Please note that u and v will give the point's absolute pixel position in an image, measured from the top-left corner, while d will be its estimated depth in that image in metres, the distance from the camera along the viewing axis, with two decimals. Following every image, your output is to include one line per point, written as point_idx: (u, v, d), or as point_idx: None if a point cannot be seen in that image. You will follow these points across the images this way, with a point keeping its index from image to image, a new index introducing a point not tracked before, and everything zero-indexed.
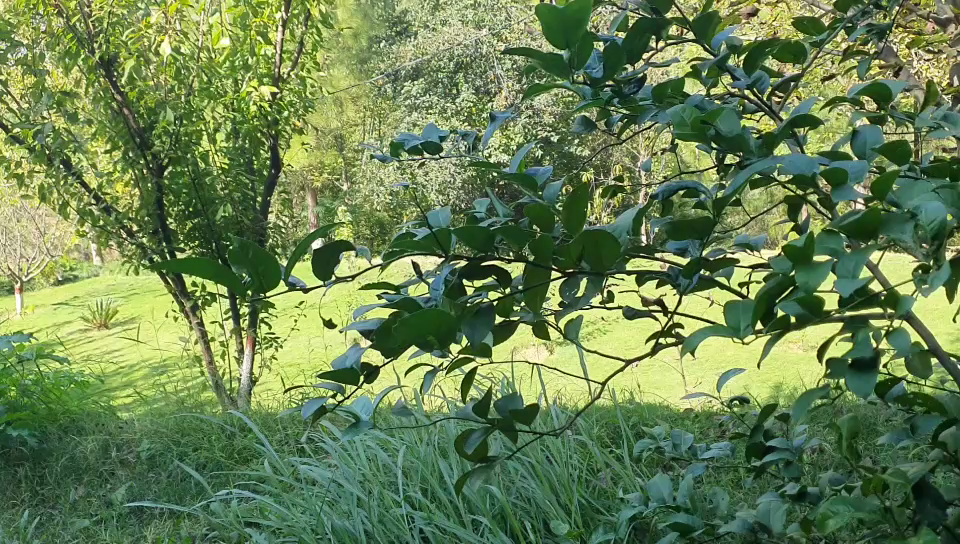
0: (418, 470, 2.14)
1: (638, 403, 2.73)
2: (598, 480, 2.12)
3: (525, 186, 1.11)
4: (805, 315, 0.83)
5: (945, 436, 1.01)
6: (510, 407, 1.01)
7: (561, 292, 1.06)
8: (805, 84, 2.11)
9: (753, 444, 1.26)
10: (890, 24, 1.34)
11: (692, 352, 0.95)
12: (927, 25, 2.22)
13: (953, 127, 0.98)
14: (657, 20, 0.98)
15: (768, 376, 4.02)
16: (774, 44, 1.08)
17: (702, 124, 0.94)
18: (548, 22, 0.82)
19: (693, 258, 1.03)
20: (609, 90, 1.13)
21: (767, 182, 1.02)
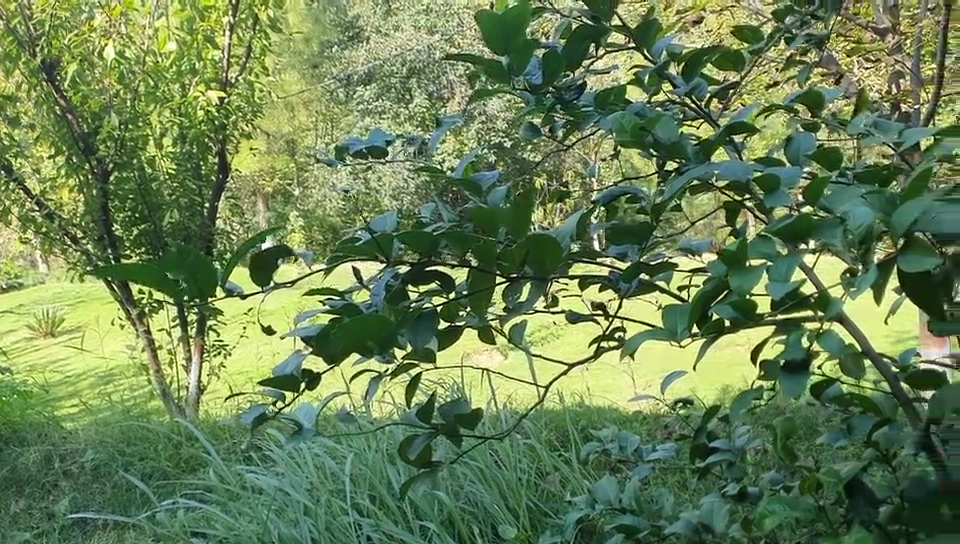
0: (366, 476, 2.13)
1: (587, 407, 2.75)
2: (547, 482, 2.13)
3: (470, 192, 1.12)
4: (738, 319, 0.85)
5: (876, 435, 1.05)
6: (454, 412, 1.01)
7: (506, 296, 1.07)
8: (751, 91, 2.13)
9: (696, 445, 1.28)
10: (828, 34, 1.37)
11: (632, 355, 0.98)
12: (866, 34, 2.27)
13: (882, 134, 1.01)
14: (597, 28, 1.00)
15: (715, 376, 4.07)
16: (713, 52, 1.10)
17: (640, 131, 0.96)
18: (486, 32, 0.83)
19: (634, 263, 1.05)
20: (550, 96, 1.16)
21: (706, 188, 1.05)
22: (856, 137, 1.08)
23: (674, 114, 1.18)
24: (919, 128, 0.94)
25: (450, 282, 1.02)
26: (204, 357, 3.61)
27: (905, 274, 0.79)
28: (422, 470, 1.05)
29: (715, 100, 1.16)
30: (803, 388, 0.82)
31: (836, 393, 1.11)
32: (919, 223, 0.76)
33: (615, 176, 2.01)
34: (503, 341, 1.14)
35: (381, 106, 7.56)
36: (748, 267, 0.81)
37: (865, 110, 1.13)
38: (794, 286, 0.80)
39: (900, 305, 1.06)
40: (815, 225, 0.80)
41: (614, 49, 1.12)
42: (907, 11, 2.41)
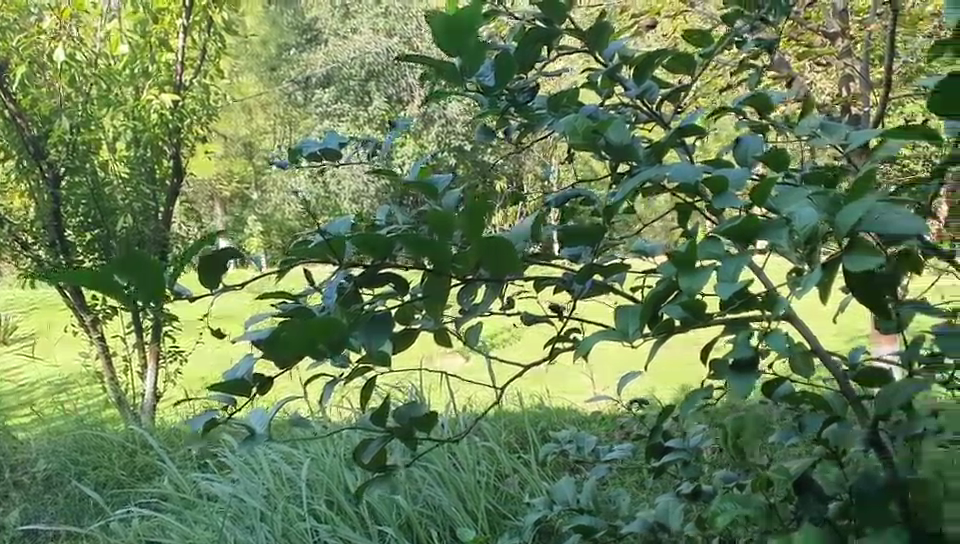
0: (323, 482, 2.12)
1: (546, 409, 2.76)
2: (506, 485, 2.13)
3: (425, 194, 1.11)
4: (688, 319, 0.88)
5: (824, 432, 1.07)
6: (411, 414, 1.01)
7: (460, 299, 1.07)
8: (704, 94, 2.16)
9: (651, 445, 1.29)
10: (776, 39, 1.40)
11: (586, 355, 0.99)
12: (817, 38, 2.31)
13: (828, 135, 1.03)
14: (549, 30, 0.99)
15: (670, 376, 4.11)
16: (663, 55, 1.10)
17: (592, 133, 0.96)
18: (438, 35, 0.83)
19: (588, 264, 1.05)
20: (504, 99, 1.16)
21: (657, 190, 1.06)
22: (804, 139, 1.10)
23: (626, 116, 1.18)
24: (864, 129, 0.95)
25: (403, 284, 1.02)
26: (159, 364, 3.59)
27: (850, 274, 0.81)
28: (377, 475, 1.05)
29: (666, 103, 1.17)
30: (751, 387, 0.85)
31: (787, 390, 1.13)
32: (863, 222, 0.77)
33: (571, 178, 2.02)
34: (458, 343, 1.13)
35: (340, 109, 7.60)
36: (697, 268, 0.83)
37: (812, 112, 1.15)
38: (741, 285, 0.81)
39: (848, 303, 1.07)
40: (761, 226, 0.81)
41: (567, 51, 1.12)
42: (855, 16, 2.45)
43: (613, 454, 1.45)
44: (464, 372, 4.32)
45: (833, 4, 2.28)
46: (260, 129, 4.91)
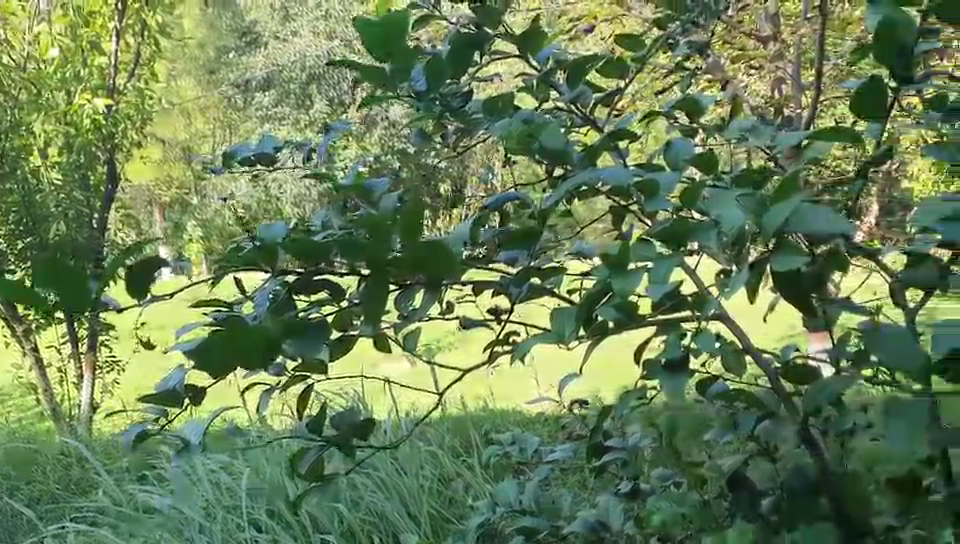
0: (263, 491, 2.09)
1: (490, 411, 2.76)
2: (449, 488, 2.11)
3: (360, 199, 1.10)
4: (622, 321, 0.91)
5: (756, 429, 1.09)
6: (347, 422, 1.01)
7: (398, 305, 1.06)
8: (641, 96, 2.19)
9: (592, 445, 1.30)
10: (708, 42, 1.41)
11: (522, 358, 1.00)
12: (750, 41, 2.36)
13: (758, 138, 1.05)
14: (479, 35, 1.00)
15: (613, 374, 4.15)
16: (595, 60, 1.11)
17: (526, 137, 0.97)
18: (367, 41, 0.82)
19: (524, 268, 1.06)
20: (439, 105, 1.15)
21: (592, 194, 1.06)
22: (732, 141, 1.12)
23: (561, 121, 1.19)
24: (788, 132, 0.98)
25: (339, 290, 1.01)
26: (96, 375, 3.49)
27: (776, 274, 0.83)
28: (315, 484, 1.04)
29: (600, 107, 1.18)
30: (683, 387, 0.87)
31: (722, 389, 1.15)
32: (788, 225, 0.79)
33: (511, 180, 2.02)
34: (397, 349, 1.13)
35: None
36: (628, 271, 0.84)
37: (741, 116, 1.18)
38: (672, 286, 0.83)
39: (779, 302, 1.10)
40: (691, 229, 0.83)
41: (500, 55, 1.12)
42: (786, 21, 2.51)
43: (555, 456, 1.46)
44: (409, 376, 4.31)
45: (764, 8, 2.33)
46: (198, 133, 4.83)
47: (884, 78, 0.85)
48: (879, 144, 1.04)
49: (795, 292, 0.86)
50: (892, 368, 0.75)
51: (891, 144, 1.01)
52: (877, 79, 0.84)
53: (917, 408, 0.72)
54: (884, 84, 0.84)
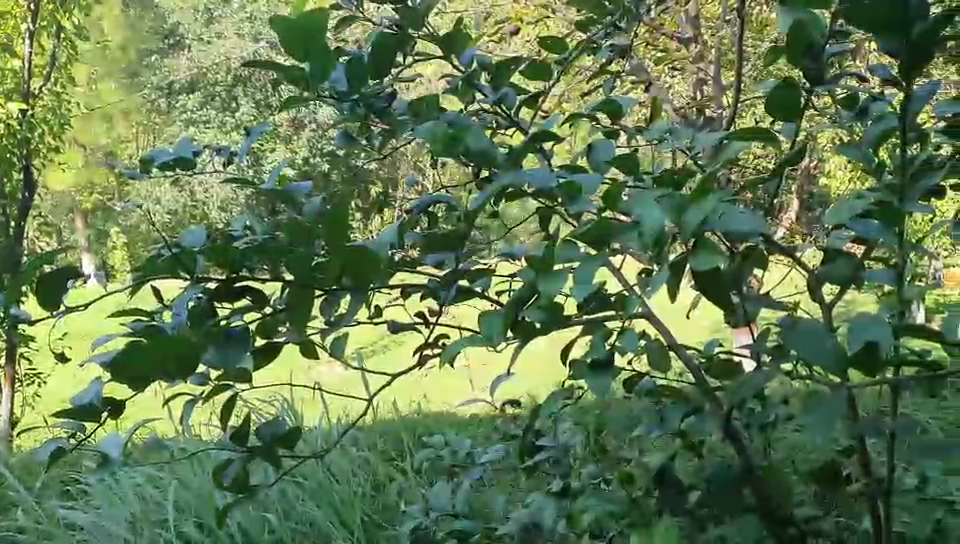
0: (191, 504, 2.03)
1: (423, 414, 2.76)
2: (383, 494, 2.06)
3: (283, 203, 1.08)
4: (549, 322, 0.91)
5: (682, 424, 1.10)
6: (272, 432, 0.99)
7: (323, 311, 1.04)
8: (568, 96, 2.19)
9: (523, 445, 1.29)
10: (630, 44, 1.42)
11: (450, 361, 0.99)
12: (672, 42, 2.39)
13: (679, 139, 1.07)
14: (398, 37, 1.00)
15: (544, 373, 4.18)
16: (518, 62, 1.12)
17: (451, 139, 0.95)
18: (286, 40, 0.80)
19: (452, 270, 1.04)
20: (363, 106, 1.13)
21: (518, 196, 1.06)
22: (654, 142, 1.13)
23: (486, 123, 1.19)
24: (707, 133, 1.01)
25: (263, 297, 0.99)
26: (14, 389, 3.34)
27: (697, 272, 0.85)
28: (241, 496, 1.02)
29: (524, 108, 1.17)
30: (607, 386, 0.88)
31: (648, 385, 1.17)
32: (708, 223, 0.81)
33: (438, 182, 2.01)
34: (324, 355, 1.11)
35: (206, 115, 7.82)
36: (554, 272, 0.84)
37: (661, 118, 1.19)
38: (596, 287, 0.83)
39: (703, 299, 1.12)
40: (614, 228, 0.84)
41: (423, 57, 1.12)
42: (705, 23, 2.57)
43: (487, 457, 1.45)
44: (341, 381, 4.26)
45: (686, 10, 2.36)
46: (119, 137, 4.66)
47: (797, 79, 0.87)
48: (794, 143, 1.06)
49: (716, 290, 0.88)
50: (812, 363, 0.75)
51: (805, 143, 1.04)
52: (790, 79, 0.86)
53: (833, 401, 0.74)
54: (796, 84, 0.86)
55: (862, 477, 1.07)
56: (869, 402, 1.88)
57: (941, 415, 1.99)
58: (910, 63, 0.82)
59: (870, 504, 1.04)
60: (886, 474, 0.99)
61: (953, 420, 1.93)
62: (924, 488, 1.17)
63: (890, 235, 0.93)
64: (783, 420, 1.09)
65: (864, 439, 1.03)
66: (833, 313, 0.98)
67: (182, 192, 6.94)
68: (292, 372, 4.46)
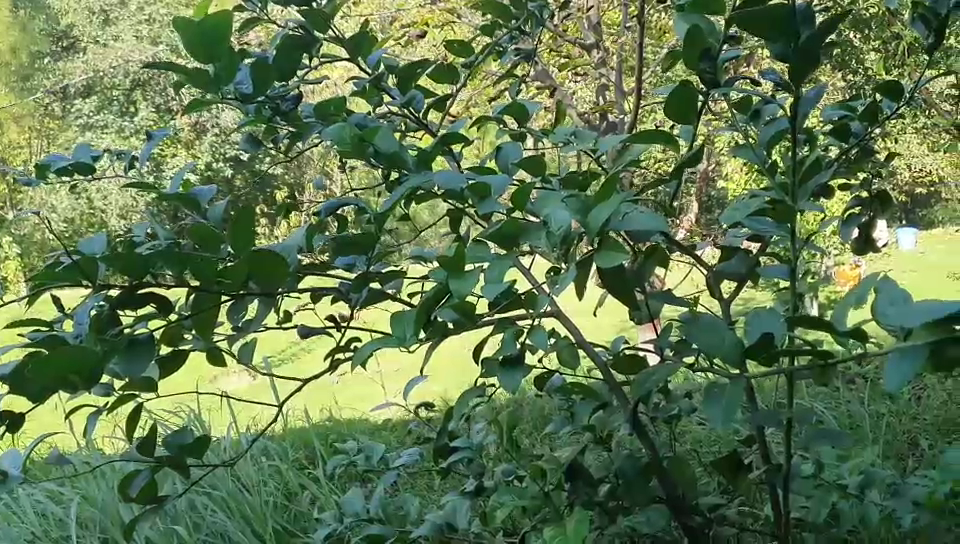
0: (95, 519, 1.96)
1: (334, 421, 2.73)
2: (296, 502, 2.03)
3: (187, 207, 1.05)
4: (461, 322, 0.93)
5: (591, 419, 1.12)
6: (178, 442, 0.97)
7: (231, 317, 1.02)
8: (475, 100, 2.21)
9: (438, 446, 1.29)
10: (535, 50, 1.44)
11: (361, 365, 0.99)
12: (576, 48, 2.44)
13: (582, 141, 1.09)
14: (303, 40, 0.99)
15: (456, 378, 4.19)
16: (424, 66, 1.12)
17: (360, 141, 0.94)
18: (188, 40, 0.79)
19: (362, 272, 1.03)
20: (269, 109, 1.10)
21: (427, 196, 1.06)
22: (560, 145, 1.15)
23: (395, 124, 1.18)
24: (610, 136, 1.03)
25: (168, 303, 0.97)
26: None
27: (602, 270, 0.88)
28: (148, 508, 0.99)
29: (432, 111, 1.17)
30: (519, 383, 0.90)
31: (558, 383, 1.19)
32: (612, 223, 0.84)
33: (344, 187, 1.99)
34: (231, 362, 1.08)
35: (103, 119, 7.49)
36: (465, 272, 0.85)
37: (565, 121, 1.21)
38: (506, 287, 0.85)
39: (608, 298, 1.14)
40: (521, 229, 0.86)
41: (328, 59, 1.11)
42: (607, 30, 2.63)
43: (401, 460, 1.44)
44: (249, 391, 4.17)
45: (588, 16, 2.41)
46: None
47: (693, 82, 0.89)
48: (692, 145, 1.09)
49: (621, 288, 0.91)
50: (712, 356, 0.79)
51: (703, 145, 1.07)
52: (687, 84, 0.89)
53: (735, 390, 0.77)
54: (691, 88, 0.89)
55: (761, 464, 1.11)
56: (768, 394, 1.95)
57: (834, 404, 2.08)
58: (798, 74, 0.86)
59: (770, 492, 1.08)
60: (787, 460, 1.03)
61: (847, 411, 2.02)
62: (821, 474, 1.21)
63: (785, 233, 0.97)
64: (687, 412, 1.13)
65: (763, 428, 1.06)
66: (731, 309, 1.03)
67: (80, 199, 6.70)
68: (198, 382, 4.35)
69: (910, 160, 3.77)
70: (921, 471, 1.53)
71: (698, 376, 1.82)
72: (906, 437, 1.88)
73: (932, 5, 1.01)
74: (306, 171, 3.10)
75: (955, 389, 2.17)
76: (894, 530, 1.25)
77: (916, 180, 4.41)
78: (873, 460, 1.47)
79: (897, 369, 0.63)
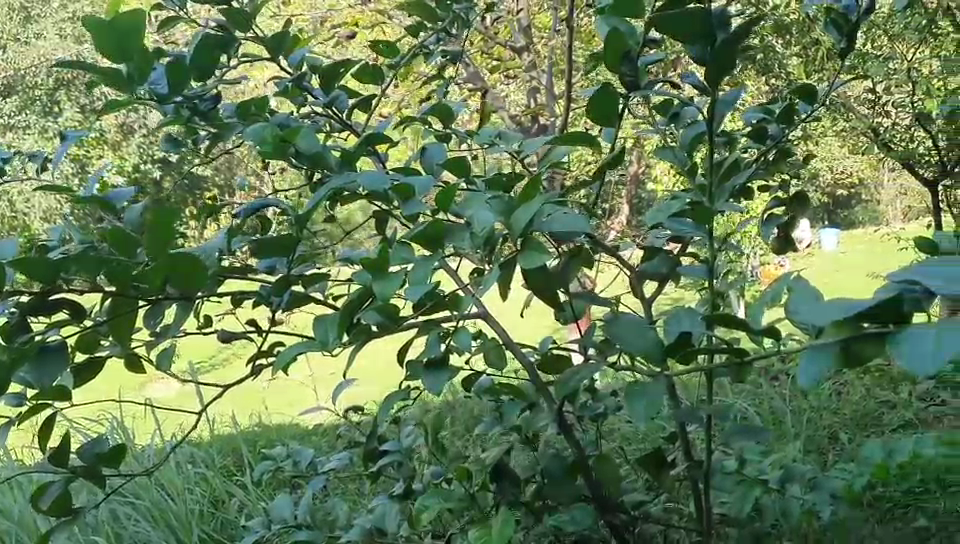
0: (12, 533, 1.89)
1: (263, 426, 2.68)
2: (223, 510, 1.99)
3: (101, 209, 1.01)
4: (385, 324, 0.91)
5: (518, 419, 1.12)
6: (95, 451, 0.94)
7: (147, 322, 1.00)
8: (404, 100, 2.20)
9: (365, 450, 1.28)
10: (461, 50, 1.44)
11: (284, 369, 0.97)
12: (506, 51, 2.44)
13: (505, 142, 1.09)
14: (223, 38, 0.97)
15: (389, 381, 4.17)
16: (348, 67, 1.11)
17: (282, 142, 0.93)
18: (100, 39, 0.76)
19: (285, 275, 1.01)
20: (187, 108, 1.08)
21: (351, 197, 1.05)
22: (486, 147, 1.15)
23: (319, 125, 1.17)
24: (534, 138, 1.04)
25: (82, 309, 0.94)
26: None
27: (527, 271, 0.88)
28: (62, 520, 0.96)
29: (356, 112, 1.16)
30: (442, 385, 0.90)
31: (485, 384, 1.19)
32: (536, 224, 0.84)
33: (271, 187, 1.96)
34: (150, 369, 1.06)
35: (25, 120, 7.06)
36: (389, 274, 0.85)
37: (490, 121, 1.21)
38: (431, 288, 0.85)
39: (534, 298, 1.15)
40: (446, 230, 0.86)
41: (249, 58, 1.09)
42: (537, 33, 2.65)
43: (329, 465, 1.42)
44: (178, 398, 4.09)
45: (518, 18, 2.42)
46: None
47: (614, 83, 0.90)
48: (615, 146, 1.11)
49: (546, 288, 0.91)
50: (634, 355, 0.80)
51: (625, 147, 1.08)
52: (608, 84, 0.90)
53: (655, 388, 0.78)
54: (613, 89, 0.90)
55: (683, 461, 1.13)
56: (694, 392, 1.99)
57: (757, 400, 2.12)
58: (715, 76, 0.87)
59: (693, 488, 1.10)
60: (708, 455, 1.05)
61: (770, 407, 2.07)
62: (743, 469, 1.24)
63: (705, 233, 0.99)
64: (613, 411, 1.14)
65: (685, 425, 1.08)
66: (654, 308, 1.04)
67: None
68: (125, 390, 4.23)
69: (832, 162, 3.88)
70: (840, 464, 1.57)
71: (626, 374, 1.85)
72: (827, 432, 1.93)
73: (844, 10, 1.04)
74: (234, 173, 3.05)
75: (873, 383, 2.24)
76: (813, 523, 1.28)
77: (837, 182, 4.53)
78: (793, 455, 1.50)
79: (809, 367, 0.64)
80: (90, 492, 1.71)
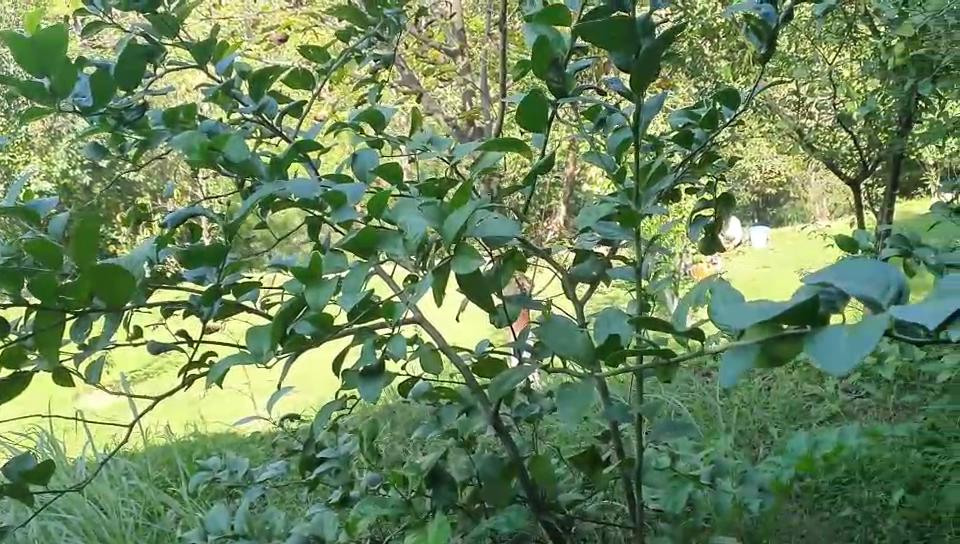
0: None
1: (199, 437, 2.64)
2: (158, 522, 1.95)
3: (24, 220, 0.99)
4: (319, 333, 0.92)
5: (454, 423, 1.13)
6: (20, 468, 0.91)
7: (74, 335, 0.97)
8: (338, 104, 2.20)
9: (301, 457, 1.27)
10: (393, 56, 1.45)
11: (216, 380, 0.96)
12: (440, 55, 2.45)
13: (436, 148, 1.10)
14: (148, 48, 0.96)
15: (328, 387, 4.14)
16: (277, 73, 1.10)
17: (210, 150, 0.92)
18: (17, 53, 0.74)
19: (215, 284, 0.99)
20: (112, 117, 1.06)
21: (281, 204, 1.04)
22: (418, 152, 1.16)
23: (248, 132, 1.16)
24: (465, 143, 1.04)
25: (5, 323, 0.91)
26: None
27: (459, 277, 0.88)
28: None
29: (287, 118, 1.16)
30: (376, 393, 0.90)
31: (420, 389, 1.19)
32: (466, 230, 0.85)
33: (203, 192, 1.94)
34: (78, 383, 1.03)
35: None
36: (322, 282, 0.84)
37: (420, 126, 1.22)
38: (363, 297, 0.85)
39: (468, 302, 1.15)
40: (379, 237, 0.86)
41: (175, 66, 1.08)
42: (471, 36, 2.66)
43: (264, 474, 1.41)
44: (110, 410, 3.99)
45: (450, 23, 2.43)
46: None
47: (542, 90, 0.91)
48: (544, 151, 1.12)
49: (478, 292, 0.92)
50: (565, 357, 0.81)
51: (554, 151, 1.10)
52: (537, 91, 0.91)
53: (584, 389, 0.79)
54: (542, 96, 0.91)
55: (616, 458, 1.15)
56: (628, 390, 2.02)
57: (691, 397, 2.17)
58: (638, 83, 0.89)
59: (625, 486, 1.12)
60: (640, 453, 1.07)
61: (703, 404, 2.11)
62: (675, 466, 1.26)
63: (632, 235, 1.01)
64: (547, 411, 1.15)
65: (617, 424, 1.10)
66: (585, 310, 1.06)
67: None
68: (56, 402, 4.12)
69: (761, 161, 3.98)
70: (769, 457, 1.61)
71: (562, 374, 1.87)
72: (757, 425, 1.98)
73: (762, 18, 1.07)
74: (167, 179, 3.01)
75: (801, 377, 2.30)
76: (743, 515, 1.32)
77: (764, 182, 4.65)
78: (723, 450, 1.54)
79: (732, 364, 0.65)
80: (16, 509, 1.67)
